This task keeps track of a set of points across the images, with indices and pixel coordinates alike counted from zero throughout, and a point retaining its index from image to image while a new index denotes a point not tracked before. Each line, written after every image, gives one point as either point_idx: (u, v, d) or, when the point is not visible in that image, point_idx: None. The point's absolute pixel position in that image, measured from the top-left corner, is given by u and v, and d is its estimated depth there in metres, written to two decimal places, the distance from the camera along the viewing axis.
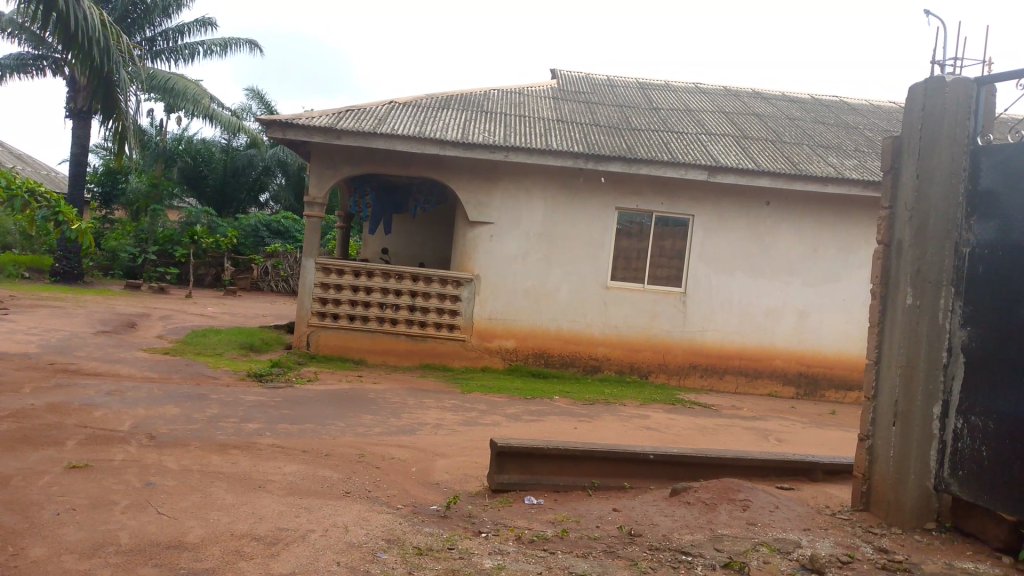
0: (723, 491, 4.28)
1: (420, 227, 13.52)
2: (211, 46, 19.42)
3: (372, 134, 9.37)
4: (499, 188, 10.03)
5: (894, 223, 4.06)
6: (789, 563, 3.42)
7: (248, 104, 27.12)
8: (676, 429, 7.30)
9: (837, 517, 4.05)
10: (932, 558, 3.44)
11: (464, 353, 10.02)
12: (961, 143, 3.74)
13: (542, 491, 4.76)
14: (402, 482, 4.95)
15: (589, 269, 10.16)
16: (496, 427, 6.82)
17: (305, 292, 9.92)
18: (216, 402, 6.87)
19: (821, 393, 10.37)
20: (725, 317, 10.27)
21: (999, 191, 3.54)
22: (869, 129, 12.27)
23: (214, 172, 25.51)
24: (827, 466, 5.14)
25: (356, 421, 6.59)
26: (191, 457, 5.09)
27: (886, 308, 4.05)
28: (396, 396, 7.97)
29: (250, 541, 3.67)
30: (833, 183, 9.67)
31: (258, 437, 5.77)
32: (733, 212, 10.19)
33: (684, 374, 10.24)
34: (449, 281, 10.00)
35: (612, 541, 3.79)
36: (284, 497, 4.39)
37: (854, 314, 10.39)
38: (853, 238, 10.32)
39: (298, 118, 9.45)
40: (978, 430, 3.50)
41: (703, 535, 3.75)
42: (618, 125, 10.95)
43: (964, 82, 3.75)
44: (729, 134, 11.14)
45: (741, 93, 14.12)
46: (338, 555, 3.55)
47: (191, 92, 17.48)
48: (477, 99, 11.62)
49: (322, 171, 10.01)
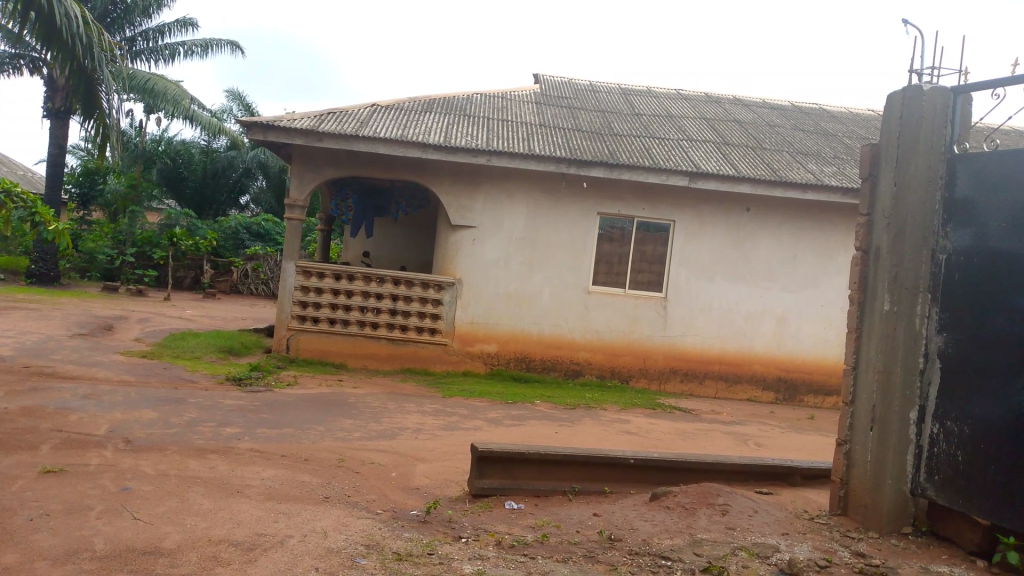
0: (702, 495, 4.30)
1: (401, 230, 13.49)
2: (192, 47, 19.26)
3: (354, 137, 9.33)
4: (481, 192, 10.02)
5: (872, 230, 4.10)
6: (768, 568, 3.44)
7: (228, 106, 26.91)
8: (656, 434, 7.33)
9: (815, 522, 4.07)
10: (909, 562, 3.47)
11: (445, 358, 9.99)
12: (939, 152, 3.79)
13: (522, 496, 4.74)
14: (382, 487, 4.92)
15: (571, 274, 10.19)
16: (476, 432, 6.80)
17: (285, 295, 9.85)
18: (195, 405, 6.80)
19: (800, 397, 10.45)
20: (706, 321, 10.33)
21: (975, 199, 3.60)
22: (848, 137, 12.41)
23: (194, 173, 25.27)
24: (805, 471, 5.17)
25: (336, 426, 6.55)
26: (168, 461, 5.03)
27: (863, 315, 4.09)
28: (376, 400, 7.91)
29: (228, 546, 3.63)
30: (813, 189, 9.78)
31: (236, 441, 5.72)
32: (714, 217, 10.26)
33: (665, 379, 10.27)
34: (431, 284, 9.96)
35: (592, 546, 3.79)
36: (263, 502, 4.35)
37: (832, 320, 10.50)
38: (832, 244, 10.42)
39: (279, 120, 9.39)
40: (954, 435, 3.55)
41: (683, 540, 3.76)
42: (601, 130, 10.99)
43: (941, 91, 3.81)
44: (710, 140, 11.23)
45: (722, 100, 14.23)
46: (317, 560, 3.52)
47: (172, 93, 17.33)
48: (461, 103, 11.62)
49: (303, 174, 9.95)
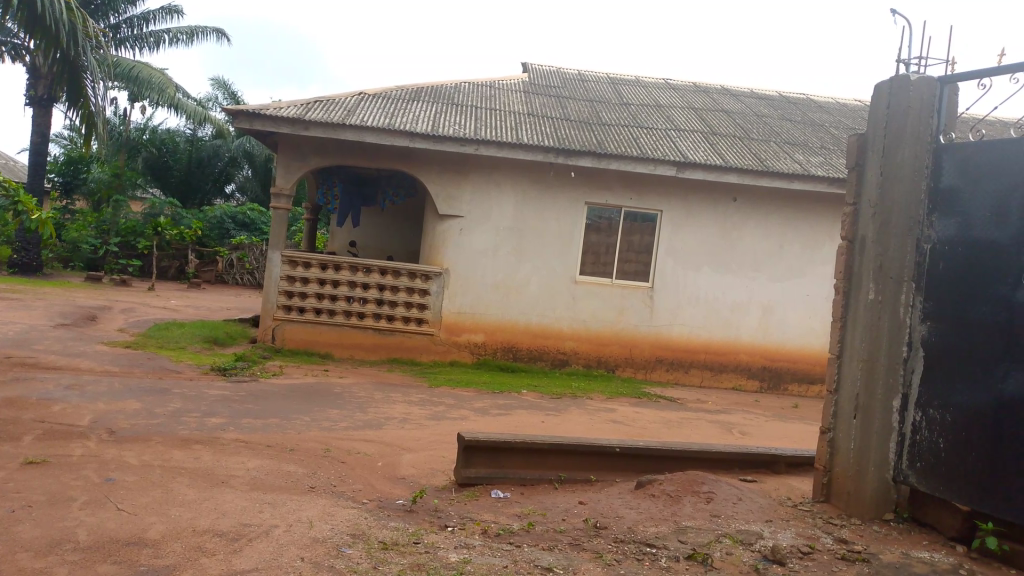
0: (687, 483, 4.32)
1: (387, 220, 13.43)
2: (178, 34, 19.05)
3: (341, 126, 9.25)
4: (469, 181, 9.99)
5: (858, 220, 4.12)
6: (751, 555, 3.46)
7: (215, 95, 26.65)
8: (642, 423, 7.36)
9: (798, 509, 4.11)
10: (889, 548, 3.50)
11: (432, 347, 9.99)
12: (925, 141, 3.80)
13: (509, 486, 4.74)
14: (369, 477, 4.91)
15: (559, 263, 10.18)
16: (463, 421, 6.80)
17: (270, 285, 9.76)
18: (179, 396, 6.76)
19: (784, 386, 10.52)
20: (692, 311, 10.37)
21: (960, 188, 3.62)
22: (836, 127, 12.44)
23: (179, 162, 25.11)
24: (789, 459, 5.20)
25: (322, 416, 6.53)
26: (152, 452, 5.00)
27: (848, 304, 4.11)
28: (362, 390, 7.89)
29: (213, 537, 3.61)
30: (799, 179, 9.80)
31: (221, 431, 5.68)
32: (700, 207, 10.29)
33: (650, 368, 10.30)
34: (418, 275, 9.93)
35: (577, 534, 3.80)
36: (248, 492, 4.33)
37: (817, 310, 10.56)
38: (818, 233, 10.46)
39: (266, 108, 9.31)
40: (936, 422, 3.58)
41: (667, 527, 3.78)
42: (589, 120, 10.97)
43: (928, 81, 3.81)
44: (698, 130, 11.24)
45: (710, 90, 14.22)
46: (302, 550, 3.51)
47: (157, 81, 17.13)
48: (448, 91, 11.57)
49: (288, 163, 9.89)
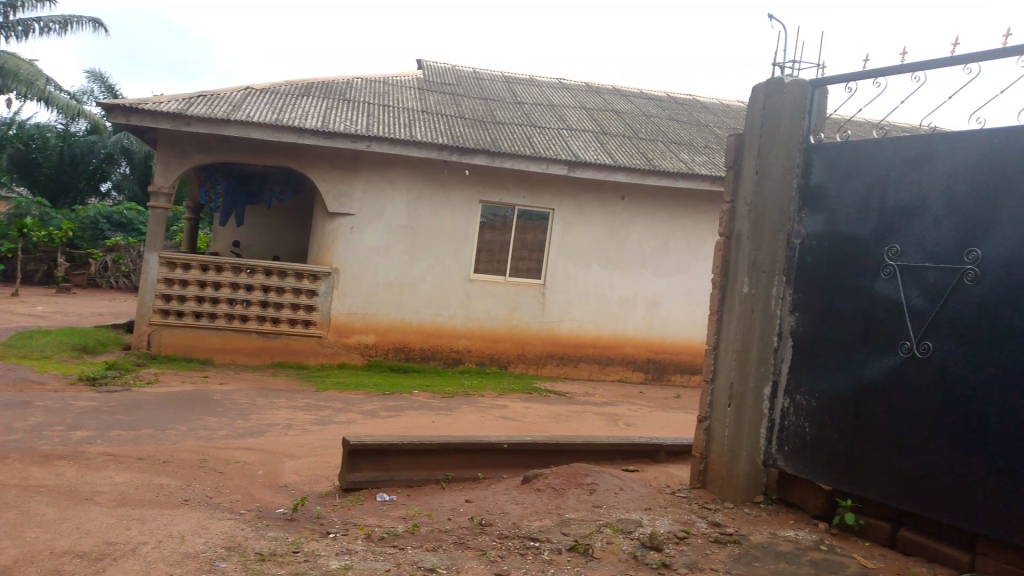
0: (571, 476, 4.39)
1: (274, 219, 13.02)
2: (50, 24, 17.76)
3: (226, 121, 8.89)
4: (360, 179, 9.80)
5: (735, 216, 4.29)
6: (630, 543, 3.54)
7: (90, 87, 25.05)
8: (531, 418, 7.44)
9: (676, 495, 4.25)
10: (758, 528, 3.67)
11: (320, 350, 9.76)
12: (797, 141, 4.00)
13: (395, 487, 4.68)
14: (248, 486, 4.73)
15: (452, 261, 10.15)
16: (351, 424, 6.67)
17: (146, 287, 9.30)
18: (42, 408, 6.31)
19: (667, 377, 10.88)
20: (581, 306, 10.55)
21: (827, 186, 3.83)
22: (718, 127, 12.96)
23: (49, 159, 23.58)
24: (669, 448, 5.37)
25: (201, 425, 6.24)
26: (7, 470, 4.63)
27: (724, 296, 4.28)
28: (246, 396, 7.61)
29: (72, 558, 3.38)
30: (683, 178, 10.16)
31: (88, 445, 5.34)
32: (591, 205, 10.49)
33: (541, 363, 10.43)
34: (305, 275, 9.67)
35: (462, 533, 3.79)
36: (114, 509, 4.08)
37: (699, 303, 10.98)
38: (702, 230, 10.87)
39: (143, 103, 8.83)
40: (803, 408, 3.78)
41: (551, 520, 3.82)
42: (483, 118, 10.99)
43: (800, 84, 4.00)
44: (588, 129, 11.46)
45: (601, 90, 14.52)
46: (172, 567, 3.34)
47: (24, 72, 15.95)
48: (340, 87, 11.31)
49: (167, 160, 9.42)
